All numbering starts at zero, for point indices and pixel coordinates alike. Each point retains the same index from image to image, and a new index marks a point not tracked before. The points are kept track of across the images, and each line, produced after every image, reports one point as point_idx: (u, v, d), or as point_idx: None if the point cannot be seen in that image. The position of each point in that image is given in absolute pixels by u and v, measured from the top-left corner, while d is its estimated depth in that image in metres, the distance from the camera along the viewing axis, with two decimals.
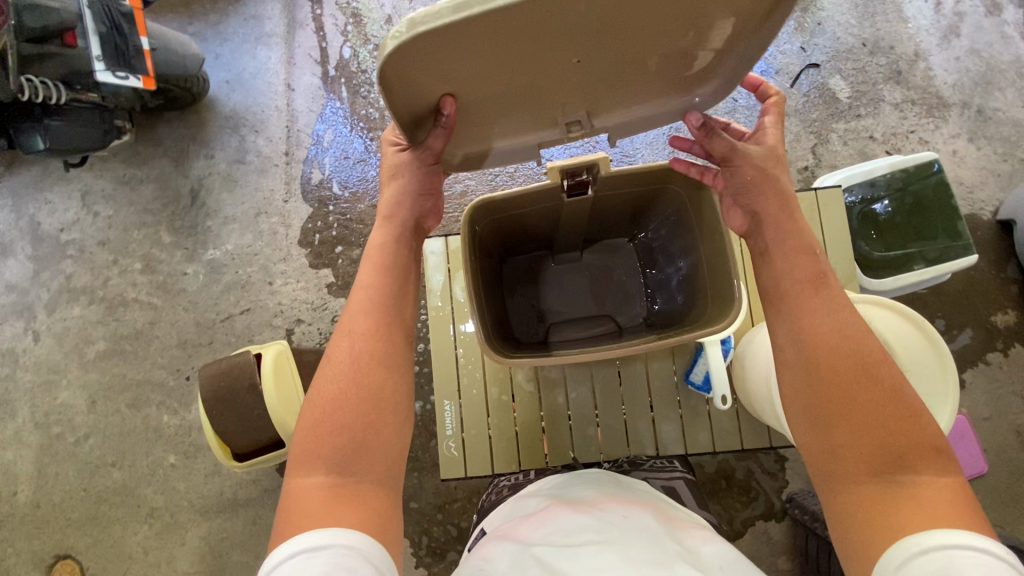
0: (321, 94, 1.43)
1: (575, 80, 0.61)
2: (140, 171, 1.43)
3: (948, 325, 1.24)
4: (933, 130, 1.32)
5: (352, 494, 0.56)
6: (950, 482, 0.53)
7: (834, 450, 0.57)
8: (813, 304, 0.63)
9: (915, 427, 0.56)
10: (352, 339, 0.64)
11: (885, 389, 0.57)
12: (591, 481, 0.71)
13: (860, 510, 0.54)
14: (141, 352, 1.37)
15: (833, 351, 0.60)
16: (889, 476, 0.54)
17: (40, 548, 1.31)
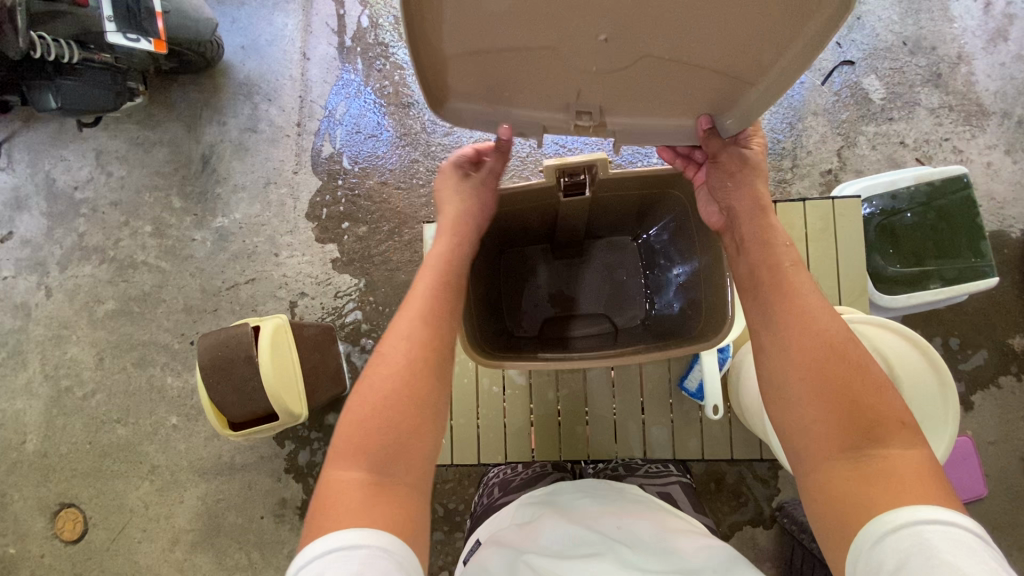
0: (336, 65, 1.41)
1: (600, 66, 0.60)
2: (154, 134, 1.43)
3: (962, 344, 1.20)
4: (969, 139, 1.26)
5: (385, 492, 0.54)
6: (920, 455, 0.50)
7: (803, 431, 0.55)
8: (775, 292, 0.62)
9: (883, 400, 0.53)
10: (405, 339, 0.63)
11: (852, 365, 0.55)
12: (582, 488, 0.72)
13: (831, 490, 0.51)
14: (148, 313, 1.39)
15: (798, 332, 0.59)
16: (859, 452, 0.51)
17: (47, 495, 1.37)
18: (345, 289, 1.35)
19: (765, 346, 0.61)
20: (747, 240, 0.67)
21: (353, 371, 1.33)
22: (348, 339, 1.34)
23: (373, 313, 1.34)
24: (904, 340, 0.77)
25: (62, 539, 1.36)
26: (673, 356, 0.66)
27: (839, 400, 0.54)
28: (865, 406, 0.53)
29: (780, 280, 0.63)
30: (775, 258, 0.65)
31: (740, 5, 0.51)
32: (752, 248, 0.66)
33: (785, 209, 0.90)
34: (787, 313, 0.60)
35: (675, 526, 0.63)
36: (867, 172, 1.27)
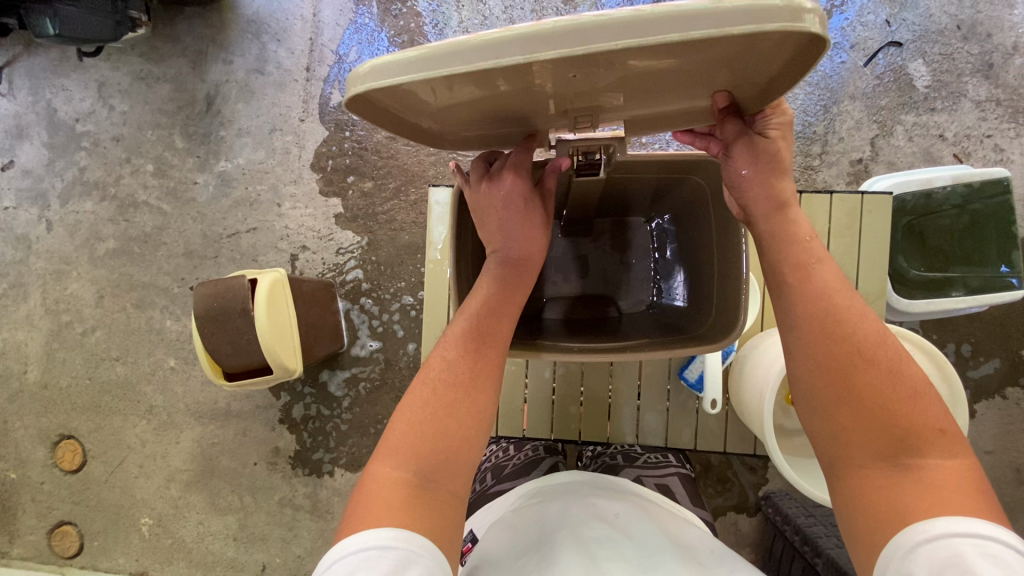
0: (351, 7, 1.33)
1: (582, 92, 0.54)
2: (157, 68, 1.37)
3: (973, 351, 1.17)
4: (1013, 138, 1.19)
5: (430, 499, 0.53)
6: (960, 464, 0.47)
7: (832, 437, 0.52)
8: (799, 290, 0.58)
9: (919, 406, 0.49)
10: (450, 343, 0.63)
11: (883, 370, 0.51)
12: (578, 483, 0.70)
13: (863, 499, 0.48)
14: (148, 255, 1.37)
15: (826, 332, 0.54)
16: (893, 460, 0.48)
17: (47, 426, 1.40)
18: (347, 245, 1.32)
19: (790, 346, 0.57)
20: (761, 241, 0.63)
21: (351, 329, 1.32)
22: (348, 297, 1.32)
23: (374, 273, 1.32)
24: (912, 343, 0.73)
25: (62, 469, 1.39)
26: (678, 356, 0.63)
27: (871, 406, 0.50)
28: (898, 412, 0.49)
29: (800, 276, 0.58)
30: (797, 253, 0.60)
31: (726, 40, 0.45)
32: (773, 247, 0.61)
33: (809, 201, 0.86)
34: (814, 312, 0.56)
35: (662, 514, 0.66)
36: (899, 165, 1.20)
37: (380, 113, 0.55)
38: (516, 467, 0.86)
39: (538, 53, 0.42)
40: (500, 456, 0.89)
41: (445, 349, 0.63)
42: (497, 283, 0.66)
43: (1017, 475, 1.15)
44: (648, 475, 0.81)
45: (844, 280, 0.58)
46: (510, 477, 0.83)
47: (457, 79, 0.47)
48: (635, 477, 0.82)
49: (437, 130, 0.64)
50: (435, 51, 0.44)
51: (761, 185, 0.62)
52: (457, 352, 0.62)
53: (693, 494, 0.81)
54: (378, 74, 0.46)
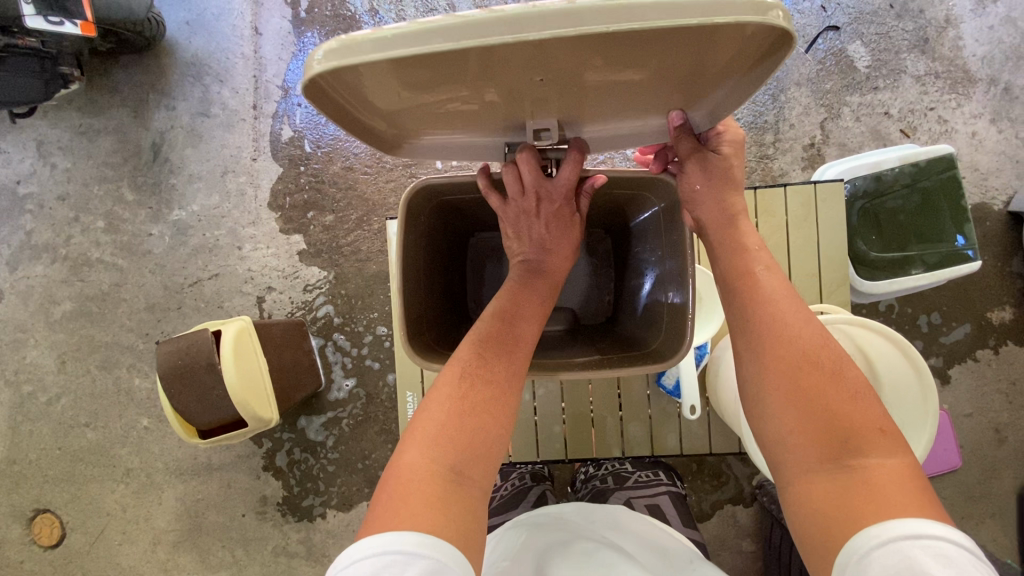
0: (292, 40, 1.31)
1: (546, 96, 0.54)
2: (97, 121, 1.33)
3: (943, 318, 1.19)
4: (954, 108, 1.22)
5: (458, 493, 0.53)
6: (902, 463, 0.46)
7: (780, 441, 0.52)
8: (746, 298, 0.59)
9: (861, 406, 0.49)
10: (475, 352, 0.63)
11: (828, 372, 0.51)
12: (573, 517, 0.68)
13: (812, 505, 0.48)
14: (108, 313, 1.33)
15: (772, 337, 0.55)
16: (837, 463, 0.47)
17: (19, 503, 1.34)
18: (314, 282, 1.29)
19: (740, 351, 0.58)
20: (715, 250, 0.65)
21: (326, 367, 1.29)
22: (320, 334, 1.29)
23: (345, 307, 1.29)
24: (873, 331, 0.70)
25: (41, 545, 1.33)
26: (625, 373, 0.64)
27: (814, 408, 0.50)
28: (843, 412, 0.49)
29: (752, 282, 0.60)
30: (746, 261, 0.62)
31: (697, 47, 0.45)
32: (722, 256, 0.64)
33: (765, 196, 0.86)
34: (760, 318, 0.57)
35: (647, 531, 0.68)
36: (850, 146, 1.22)
37: (336, 105, 0.51)
38: (503, 500, 0.87)
39: (528, 34, 0.40)
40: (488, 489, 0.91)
41: (470, 345, 0.63)
42: (519, 292, 0.69)
43: (997, 434, 1.18)
44: (638, 498, 0.83)
45: (791, 285, 0.60)
46: (497, 511, 0.85)
47: (430, 63, 0.45)
48: (625, 501, 0.83)
49: (399, 131, 0.62)
50: (405, 30, 0.41)
51: (712, 200, 0.65)
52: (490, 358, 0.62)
53: (684, 512, 0.83)
54: (343, 52, 0.42)
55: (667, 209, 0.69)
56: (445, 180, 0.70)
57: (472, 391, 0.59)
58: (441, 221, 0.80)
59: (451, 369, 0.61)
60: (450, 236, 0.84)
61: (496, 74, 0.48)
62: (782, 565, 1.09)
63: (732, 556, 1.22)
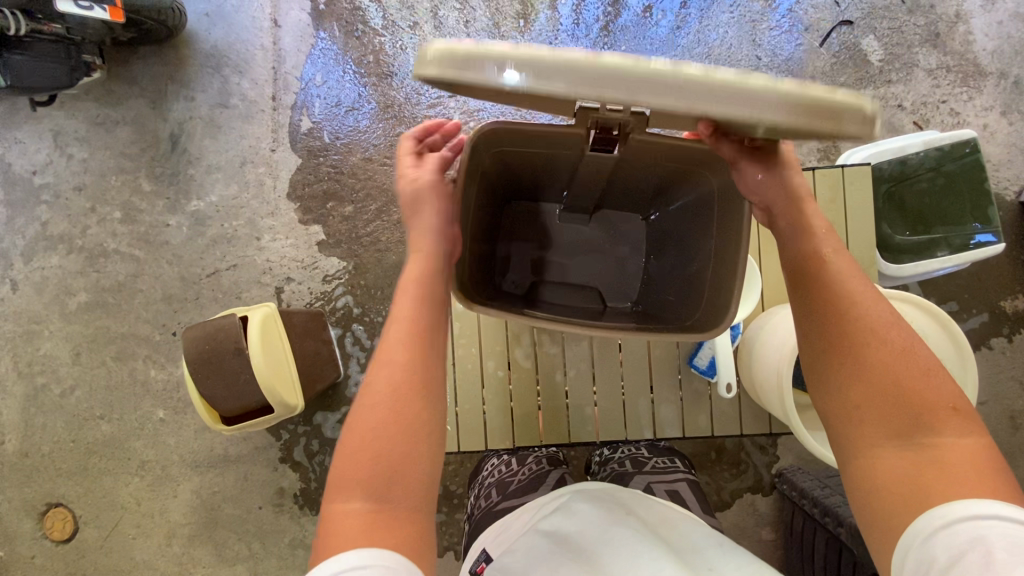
0: (311, 32, 1.32)
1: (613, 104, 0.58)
2: (115, 111, 1.33)
3: (959, 308, 1.21)
4: (966, 101, 1.24)
5: (392, 514, 0.54)
6: (973, 442, 0.52)
7: (849, 416, 0.57)
8: (817, 276, 0.63)
9: (933, 387, 0.55)
10: (388, 364, 0.60)
11: (898, 353, 0.57)
12: (581, 520, 0.67)
13: (882, 478, 0.53)
14: (124, 305, 1.32)
15: (844, 319, 0.60)
16: (911, 442, 0.53)
17: (31, 496, 1.32)
18: (334, 272, 1.29)
19: (807, 331, 0.62)
20: (781, 232, 0.68)
21: (344, 358, 1.29)
22: (339, 324, 1.29)
23: (364, 297, 1.29)
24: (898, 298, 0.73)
25: (52, 539, 1.31)
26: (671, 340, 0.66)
27: (886, 388, 0.55)
28: (917, 394, 0.54)
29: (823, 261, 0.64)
30: (816, 244, 0.66)
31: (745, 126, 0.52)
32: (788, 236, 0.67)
33: None
34: (830, 299, 0.62)
35: (680, 522, 0.70)
36: None
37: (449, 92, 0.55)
38: (521, 481, 0.86)
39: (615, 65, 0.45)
40: (503, 471, 0.90)
41: (386, 363, 0.60)
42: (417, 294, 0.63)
43: (1012, 421, 1.19)
44: (658, 482, 0.84)
45: (857, 266, 0.64)
46: (516, 492, 0.84)
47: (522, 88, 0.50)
48: (645, 485, 0.85)
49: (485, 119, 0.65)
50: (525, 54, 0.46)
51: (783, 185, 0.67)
52: (406, 365, 0.59)
53: (703, 499, 0.83)
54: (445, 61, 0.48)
55: (724, 189, 0.71)
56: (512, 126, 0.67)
57: (403, 407, 0.58)
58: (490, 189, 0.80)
59: (380, 379, 0.59)
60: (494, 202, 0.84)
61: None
62: (805, 553, 1.10)
63: (752, 544, 1.22)
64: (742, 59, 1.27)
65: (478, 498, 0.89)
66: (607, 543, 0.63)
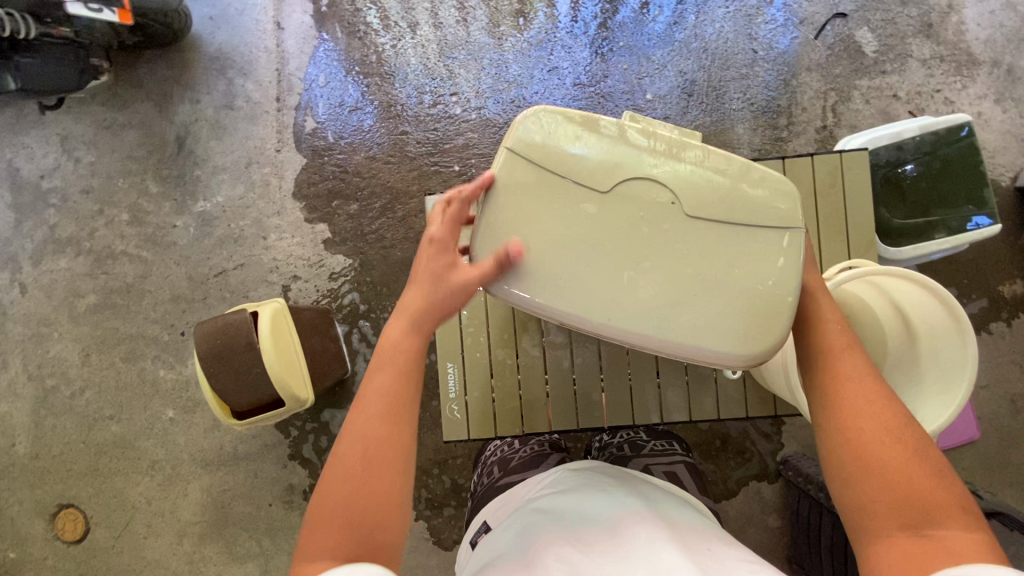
0: (313, 34, 1.34)
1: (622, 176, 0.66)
2: (121, 115, 1.34)
3: (958, 293, 1.23)
4: (960, 90, 1.26)
5: (368, 529, 0.54)
6: (977, 537, 0.51)
7: (860, 508, 0.55)
8: (827, 365, 0.62)
9: (939, 482, 0.54)
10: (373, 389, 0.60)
11: (910, 449, 0.55)
12: (592, 496, 0.65)
13: (888, 566, 0.51)
14: (133, 305, 1.33)
15: (856, 406, 0.58)
16: (917, 531, 0.52)
17: (43, 498, 1.32)
18: (340, 270, 1.31)
19: (818, 418, 0.61)
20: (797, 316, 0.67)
21: (351, 354, 1.30)
22: (346, 321, 1.30)
23: (370, 294, 1.30)
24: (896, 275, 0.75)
25: (64, 540, 1.32)
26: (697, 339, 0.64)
27: (894, 478, 0.54)
28: (924, 488, 0.53)
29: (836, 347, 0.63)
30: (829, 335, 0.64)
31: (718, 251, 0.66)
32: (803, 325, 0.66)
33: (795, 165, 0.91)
34: (842, 391, 0.60)
35: (675, 507, 0.66)
36: (861, 127, 1.26)
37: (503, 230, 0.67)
38: (521, 460, 0.89)
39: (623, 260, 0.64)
40: (506, 450, 0.94)
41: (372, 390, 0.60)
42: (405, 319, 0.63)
43: (1013, 404, 1.21)
44: (656, 464, 0.86)
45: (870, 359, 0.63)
46: (518, 470, 0.87)
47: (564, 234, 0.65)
48: (643, 467, 0.87)
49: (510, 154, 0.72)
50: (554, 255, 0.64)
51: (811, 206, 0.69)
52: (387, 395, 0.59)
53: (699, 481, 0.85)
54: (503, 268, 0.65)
55: None
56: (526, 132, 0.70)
57: (383, 450, 0.57)
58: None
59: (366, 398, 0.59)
60: None
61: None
62: (812, 538, 1.11)
63: (759, 532, 1.23)
64: (739, 53, 1.29)
65: (480, 476, 0.93)
66: (617, 517, 0.60)
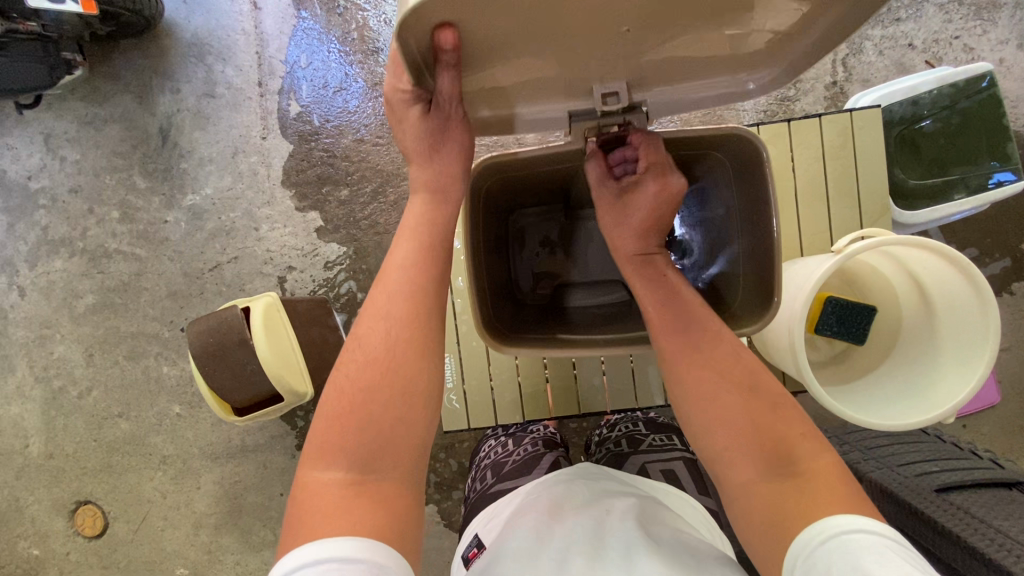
0: (292, 13, 1.28)
1: (621, 51, 0.57)
2: (103, 110, 1.31)
3: (978, 254, 1.17)
4: (980, 35, 1.18)
5: (374, 490, 0.55)
6: (829, 461, 0.56)
7: (722, 458, 0.61)
8: (676, 331, 0.67)
9: (785, 417, 0.60)
10: (387, 323, 0.60)
11: (760, 398, 0.61)
12: (570, 517, 0.63)
13: (758, 508, 0.56)
14: (131, 304, 1.33)
15: (708, 367, 0.64)
16: (776, 470, 0.56)
17: (61, 495, 1.35)
18: (334, 258, 1.28)
19: (675, 384, 0.66)
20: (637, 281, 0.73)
21: None
22: (344, 310, 1.28)
23: (367, 281, 1.28)
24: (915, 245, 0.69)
25: (85, 536, 1.35)
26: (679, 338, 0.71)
27: (749, 426, 0.59)
28: (775, 427, 0.59)
29: (686, 313, 0.68)
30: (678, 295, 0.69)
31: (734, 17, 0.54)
32: (652, 292, 0.71)
33: (800, 127, 0.91)
34: (688, 349, 0.66)
35: (690, 539, 0.61)
36: (874, 81, 1.19)
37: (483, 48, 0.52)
38: (516, 463, 0.86)
39: None
40: (499, 452, 0.90)
41: (385, 325, 0.60)
42: (417, 252, 0.64)
43: None
44: (653, 464, 0.84)
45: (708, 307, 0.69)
46: (511, 474, 0.84)
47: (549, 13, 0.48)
48: (641, 467, 0.84)
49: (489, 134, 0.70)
50: None
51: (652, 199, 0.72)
52: (394, 332, 0.60)
53: (698, 481, 0.83)
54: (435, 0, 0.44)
55: (740, 164, 0.73)
56: (509, 154, 0.72)
57: (389, 385, 0.58)
58: (504, 200, 0.83)
59: (376, 340, 0.60)
60: (505, 211, 0.86)
61: (582, 31, 0.52)
62: None
63: None
64: None
65: (474, 480, 0.89)
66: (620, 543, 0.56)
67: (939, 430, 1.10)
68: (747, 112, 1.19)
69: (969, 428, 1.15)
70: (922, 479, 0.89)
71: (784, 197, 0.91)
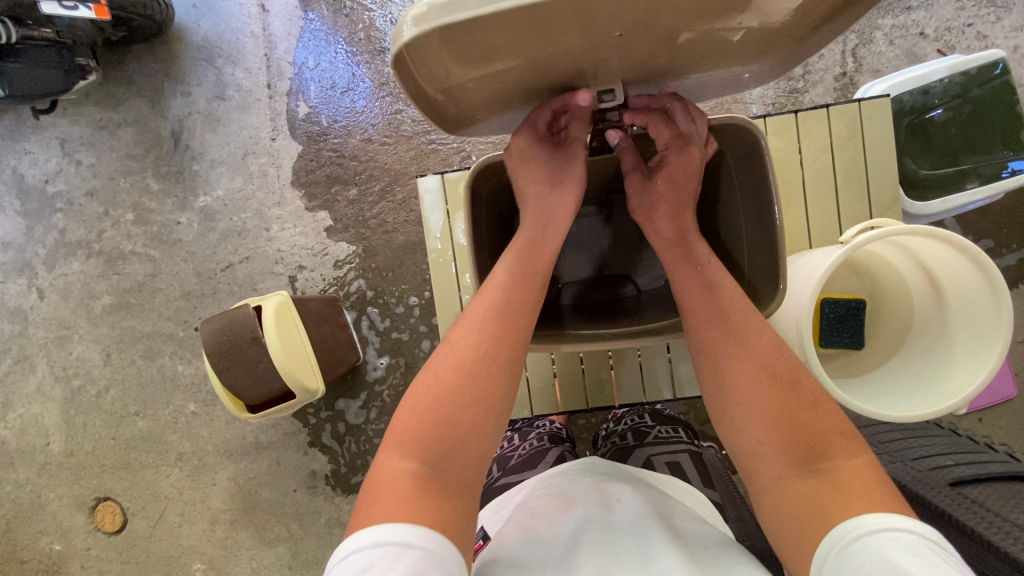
0: (299, 14, 1.30)
1: (618, 52, 0.57)
2: (116, 114, 1.33)
3: (993, 245, 1.16)
4: (994, 22, 1.15)
5: (443, 487, 0.55)
6: (862, 460, 0.56)
7: (753, 453, 0.60)
8: (707, 319, 0.65)
9: (820, 413, 0.59)
10: (478, 335, 0.63)
11: (794, 393, 0.60)
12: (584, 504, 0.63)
13: (788, 503, 0.56)
14: (146, 304, 1.35)
15: (740, 358, 0.63)
16: (807, 466, 0.56)
17: (80, 492, 1.38)
18: (344, 257, 1.30)
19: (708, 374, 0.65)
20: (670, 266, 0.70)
21: (361, 341, 1.30)
22: (354, 308, 1.30)
23: (376, 279, 1.29)
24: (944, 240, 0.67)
25: (104, 531, 1.38)
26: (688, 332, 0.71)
27: (783, 420, 0.59)
28: (808, 423, 0.58)
29: (718, 301, 0.66)
30: (711, 279, 0.67)
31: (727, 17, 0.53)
32: (681, 277, 0.69)
33: (808, 119, 0.90)
34: (722, 339, 0.64)
35: (706, 531, 0.61)
36: (885, 71, 1.17)
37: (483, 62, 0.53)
38: (521, 457, 0.89)
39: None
40: (506, 447, 0.93)
41: (474, 340, 0.63)
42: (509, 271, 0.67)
43: None
44: (659, 457, 0.85)
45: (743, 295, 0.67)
46: (516, 468, 0.86)
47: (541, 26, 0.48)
48: (646, 460, 0.85)
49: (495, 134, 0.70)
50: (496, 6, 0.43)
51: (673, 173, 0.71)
52: (482, 346, 0.62)
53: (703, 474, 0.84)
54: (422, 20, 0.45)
55: (740, 154, 0.73)
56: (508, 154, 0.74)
57: (466, 395, 0.59)
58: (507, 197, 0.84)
59: (464, 348, 0.62)
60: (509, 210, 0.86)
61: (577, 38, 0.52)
62: None
63: None
64: None
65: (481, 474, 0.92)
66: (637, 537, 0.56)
67: (954, 424, 1.08)
68: (755, 105, 1.18)
69: (985, 422, 1.14)
70: (936, 473, 0.88)
71: (789, 190, 0.90)
